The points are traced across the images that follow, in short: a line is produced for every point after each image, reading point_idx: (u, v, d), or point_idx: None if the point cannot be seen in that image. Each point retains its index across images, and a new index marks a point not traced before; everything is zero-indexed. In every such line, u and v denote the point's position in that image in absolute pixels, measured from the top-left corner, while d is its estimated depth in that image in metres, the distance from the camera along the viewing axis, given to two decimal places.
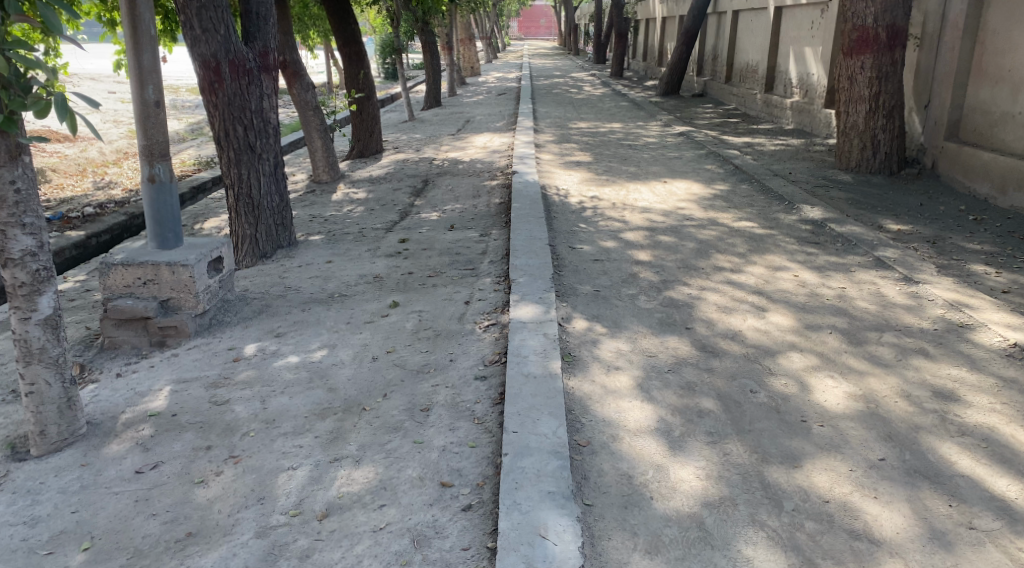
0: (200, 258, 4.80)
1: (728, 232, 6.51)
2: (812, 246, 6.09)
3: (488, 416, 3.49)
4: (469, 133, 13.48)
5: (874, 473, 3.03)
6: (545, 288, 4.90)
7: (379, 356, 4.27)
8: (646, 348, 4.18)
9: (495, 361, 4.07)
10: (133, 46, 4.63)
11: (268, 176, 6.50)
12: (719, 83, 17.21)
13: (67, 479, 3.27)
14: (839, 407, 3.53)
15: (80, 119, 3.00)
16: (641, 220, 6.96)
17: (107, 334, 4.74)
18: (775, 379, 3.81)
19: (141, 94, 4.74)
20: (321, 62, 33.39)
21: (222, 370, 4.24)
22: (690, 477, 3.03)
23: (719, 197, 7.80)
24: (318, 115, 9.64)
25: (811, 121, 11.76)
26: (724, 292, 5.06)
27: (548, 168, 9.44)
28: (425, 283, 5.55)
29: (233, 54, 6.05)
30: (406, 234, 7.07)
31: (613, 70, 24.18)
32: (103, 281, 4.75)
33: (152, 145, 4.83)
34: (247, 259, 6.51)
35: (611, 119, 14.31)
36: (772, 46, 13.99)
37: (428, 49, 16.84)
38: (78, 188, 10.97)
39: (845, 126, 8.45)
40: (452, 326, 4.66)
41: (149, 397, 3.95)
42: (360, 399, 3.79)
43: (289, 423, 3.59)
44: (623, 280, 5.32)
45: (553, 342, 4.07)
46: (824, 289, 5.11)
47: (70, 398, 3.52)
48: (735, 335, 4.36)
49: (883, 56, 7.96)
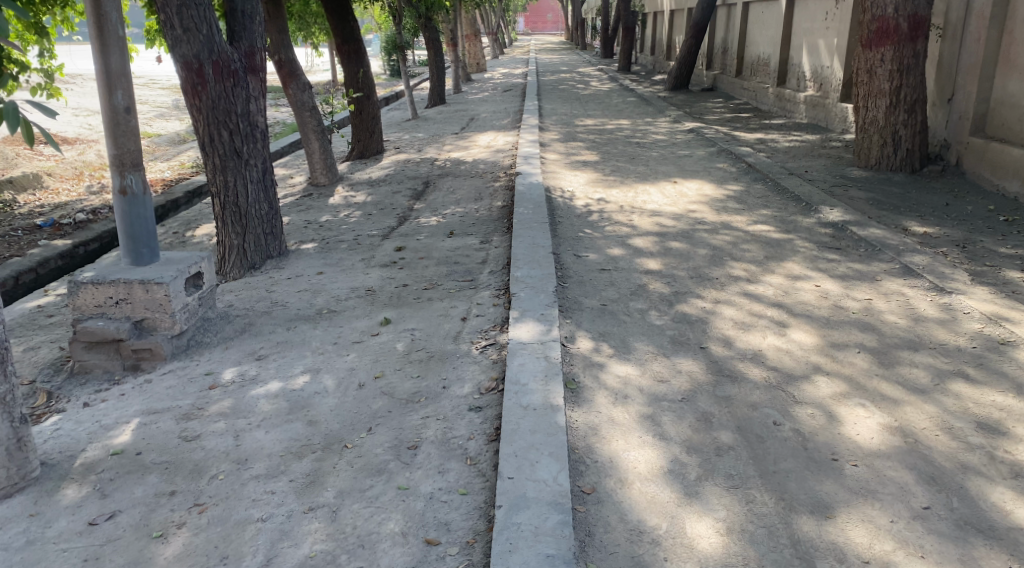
0: (176, 275, 4.46)
1: (744, 237, 6.13)
2: (833, 252, 5.71)
3: (481, 457, 3.14)
4: (473, 132, 13.14)
5: (919, 526, 2.68)
6: (548, 304, 4.54)
7: (366, 383, 3.93)
8: (657, 373, 3.82)
9: (491, 389, 3.72)
10: (98, 48, 4.31)
11: (256, 183, 6.17)
12: (729, 76, 16.78)
13: (12, 533, 2.94)
14: (874, 442, 3.16)
15: (37, 130, 2.82)
16: (650, 224, 6.59)
17: (77, 358, 4.41)
18: (801, 408, 3.45)
19: (110, 100, 4.40)
20: (325, 60, 33.07)
21: (195, 400, 3.90)
22: (708, 531, 2.67)
23: (732, 198, 7.42)
24: (315, 117, 9.31)
25: (826, 115, 11.34)
26: (741, 306, 4.69)
27: (554, 169, 9.09)
28: (420, 296, 5.21)
29: (217, 54, 5.69)
30: (403, 242, 6.71)
31: (620, 65, 23.73)
32: (73, 301, 4.42)
33: (123, 155, 4.49)
34: (234, 270, 6.19)
35: (619, 115, 13.93)
36: (786, 38, 13.54)
37: (432, 46, 16.40)
38: (74, 192, 10.69)
39: (864, 122, 8.04)
40: (446, 346, 4.31)
41: (113, 432, 3.61)
42: (342, 435, 3.45)
43: (262, 464, 3.25)
44: (631, 293, 4.95)
45: (555, 366, 3.72)
46: (849, 301, 4.73)
47: (20, 439, 3.19)
48: (755, 356, 4.00)
49: (904, 48, 7.54)
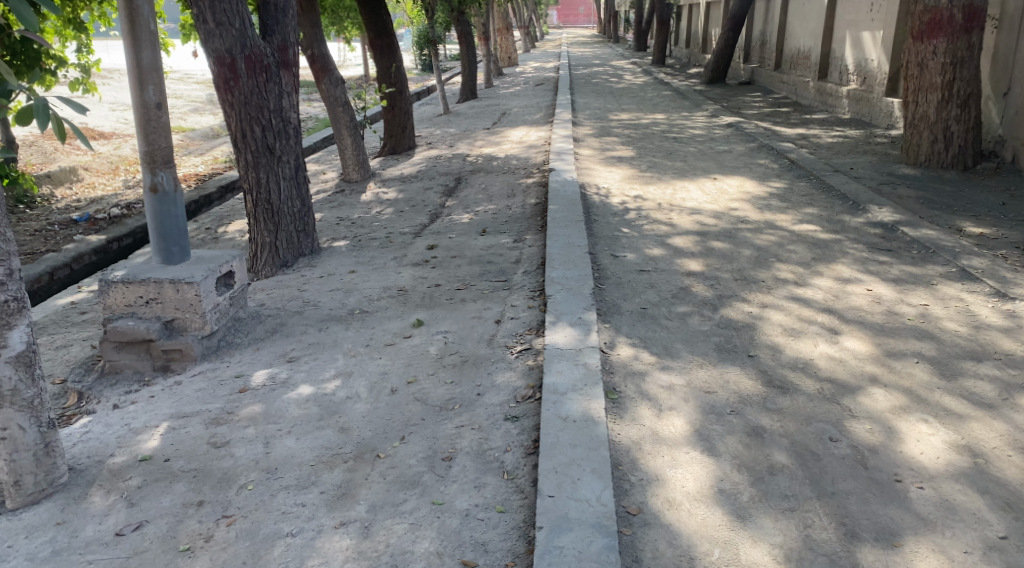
0: (207, 274, 4.38)
1: (789, 237, 5.90)
2: (884, 254, 5.46)
3: (519, 471, 3.00)
4: (506, 127, 12.98)
5: (996, 559, 2.48)
6: (585, 307, 4.37)
7: (398, 389, 3.80)
8: (702, 383, 3.64)
9: (528, 397, 3.57)
10: (131, 42, 4.22)
11: (288, 180, 6.08)
12: (768, 70, 16.40)
13: (38, 542, 2.86)
14: (939, 463, 2.96)
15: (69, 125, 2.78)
16: (691, 223, 6.39)
17: (107, 358, 4.34)
18: (857, 422, 3.25)
19: (141, 96, 4.31)
20: (357, 55, 33.09)
21: (225, 403, 3.81)
22: (764, 559, 2.51)
23: (775, 196, 7.17)
24: (348, 112, 9.23)
25: (870, 110, 10.99)
26: (789, 311, 4.48)
27: (589, 165, 8.89)
28: (453, 297, 5.07)
29: (249, 49, 5.59)
30: (436, 240, 6.58)
31: (654, 59, 23.36)
32: (103, 300, 4.36)
33: (153, 151, 4.41)
34: (266, 268, 6.12)
35: (654, 109, 13.66)
36: (828, 31, 13.16)
37: (465, 40, 16.24)
38: (109, 186, 10.75)
39: (913, 117, 7.73)
40: (481, 350, 4.17)
41: (142, 436, 3.53)
42: (374, 444, 3.32)
43: (292, 473, 3.14)
44: (673, 296, 4.76)
45: (594, 376, 3.56)
46: (904, 307, 4.49)
47: (48, 444, 3.11)
48: (806, 365, 3.79)
49: (958, 39, 7.24)
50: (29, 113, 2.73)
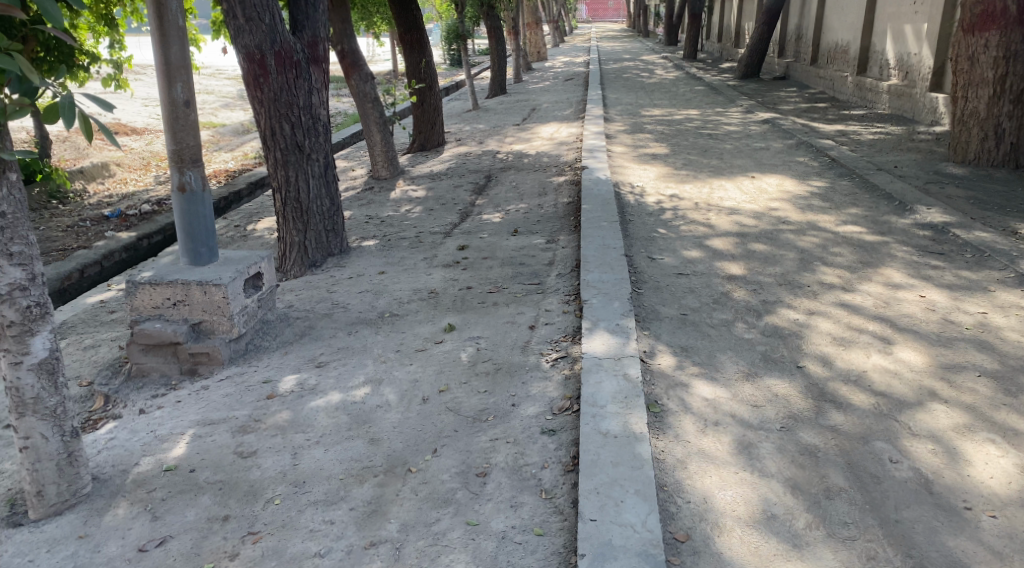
0: (235, 276, 4.28)
1: (834, 239, 5.67)
2: (936, 257, 5.22)
3: (558, 490, 2.86)
4: (536, 122, 12.80)
5: None
6: (623, 312, 4.21)
7: (430, 398, 3.66)
8: (749, 396, 3.46)
9: (565, 409, 3.42)
10: (158, 38, 4.12)
11: (317, 178, 5.97)
12: (804, 64, 16.02)
13: (60, 557, 2.77)
14: (1008, 489, 2.79)
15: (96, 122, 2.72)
16: (729, 223, 6.18)
17: (135, 361, 4.26)
18: (917, 442, 3.07)
19: (169, 93, 4.21)
20: (386, 50, 33.08)
21: (253, 410, 3.70)
22: None
23: (817, 196, 6.93)
24: (377, 108, 9.14)
25: (913, 106, 10.65)
26: (838, 318, 4.28)
27: (622, 163, 8.70)
28: (485, 300, 4.93)
29: (279, 45, 5.48)
30: (467, 240, 6.44)
31: (685, 53, 23.00)
32: (130, 302, 4.28)
33: (181, 150, 4.30)
34: (294, 267, 6.02)
35: (687, 104, 13.39)
36: (868, 24, 12.80)
37: (494, 35, 16.04)
38: (141, 182, 10.76)
39: (962, 113, 7.44)
40: (515, 357, 4.02)
41: (167, 444, 3.43)
42: (405, 456, 3.19)
43: (320, 487, 3.02)
44: (714, 301, 4.57)
45: (636, 388, 3.40)
46: (960, 315, 4.26)
47: (71, 453, 3.01)
48: (859, 378, 3.60)
49: (1012, 32, 6.95)
50: (54, 111, 2.65)
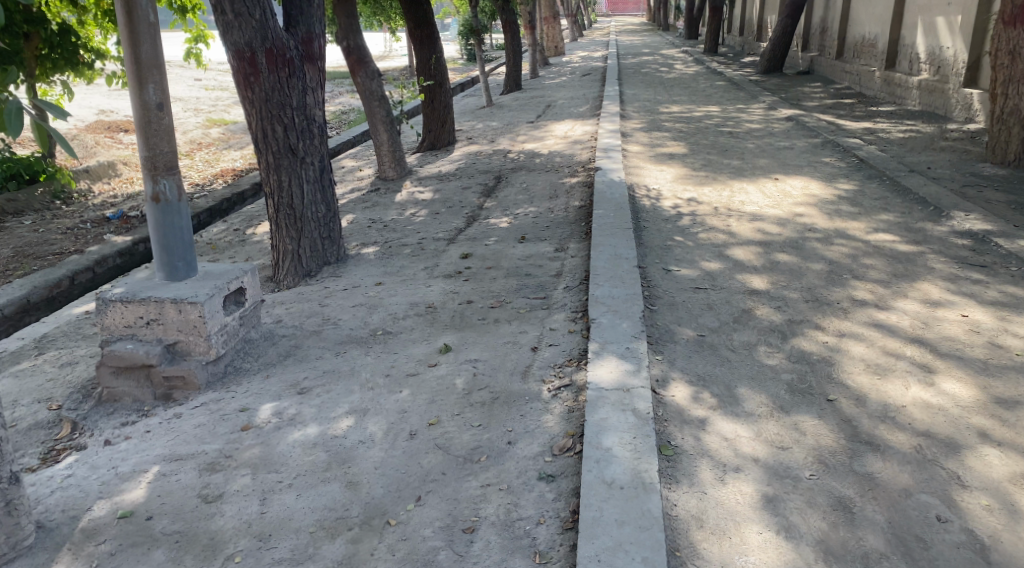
0: (213, 293, 3.95)
1: (865, 249, 5.24)
2: (978, 270, 4.78)
3: (554, 553, 2.51)
4: (550, 120, 12.42)
5: None
6: (634, 334, 3.82)
7: (418, 433, 3.31)
8: (774, 436, 3.07)
9: (565, 450, 3.05)
10: (128, 36, 3.78)
11: (312, 183, 5.64)
12: (829, 58, 15.46)
13: None
14: None
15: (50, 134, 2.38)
16: (751, 230, 5.77)
17: (106, 384, 3.94)
18: (969, 496, 2.68)
19: (141, 96, 3.88)
20: (403, 45, 32.74)
21: (224, 444, 3.36)
22: None
23: (846, 200, 6.49)
24: (384, 106, 8.78)
25: (945, 103, 10.18)
26: (872, 341, 3.87)
27: (638, 163, 8.29)
28: (486, 317, 4.56)
29: (271, 42, 5.13)
30: (470, 248, 6.08)
31: (706, 47, 22.44)
32: (100, 320, 3.96)
33: (155, 157, 3.97)
34: (288, 278, 5.71)
35: (708, 101, 12.92)
36: (897, 16, 12.27)
37: (509, 30, 15.62)
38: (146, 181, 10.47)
39: (1001, 112, 6.96)
40: (514, 384, 3.65)
41: (127, 484, 3.10)
42: (385, 505, 2.84)
43: (287, 543, 2.68)
44: (734, 321, 4.18)
45: (645, 426, 3.02)
46: (1008, 338, 3.84)
47: (9, 502, 2.69)
48: (897, 414, 3.20)
49: None
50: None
